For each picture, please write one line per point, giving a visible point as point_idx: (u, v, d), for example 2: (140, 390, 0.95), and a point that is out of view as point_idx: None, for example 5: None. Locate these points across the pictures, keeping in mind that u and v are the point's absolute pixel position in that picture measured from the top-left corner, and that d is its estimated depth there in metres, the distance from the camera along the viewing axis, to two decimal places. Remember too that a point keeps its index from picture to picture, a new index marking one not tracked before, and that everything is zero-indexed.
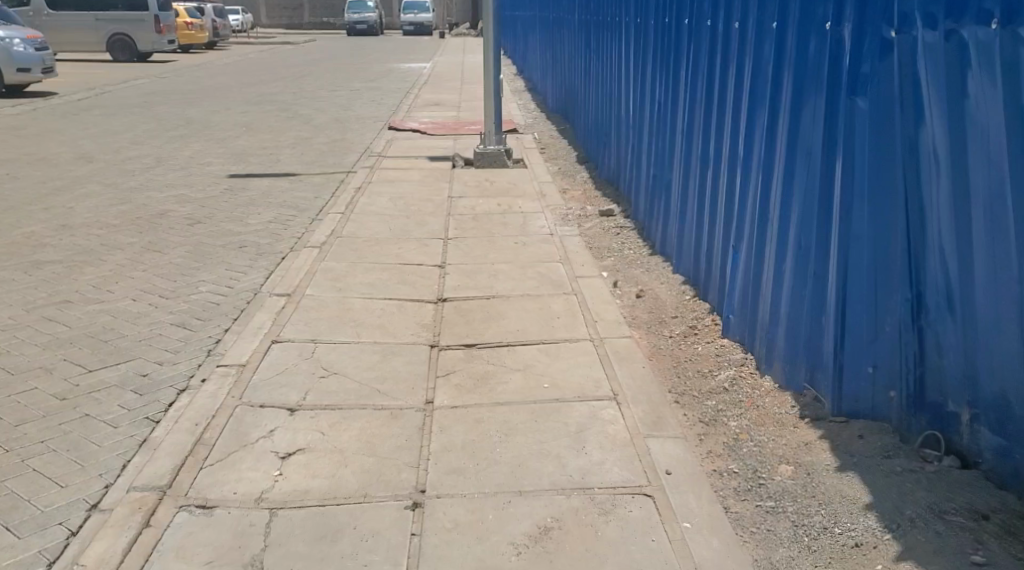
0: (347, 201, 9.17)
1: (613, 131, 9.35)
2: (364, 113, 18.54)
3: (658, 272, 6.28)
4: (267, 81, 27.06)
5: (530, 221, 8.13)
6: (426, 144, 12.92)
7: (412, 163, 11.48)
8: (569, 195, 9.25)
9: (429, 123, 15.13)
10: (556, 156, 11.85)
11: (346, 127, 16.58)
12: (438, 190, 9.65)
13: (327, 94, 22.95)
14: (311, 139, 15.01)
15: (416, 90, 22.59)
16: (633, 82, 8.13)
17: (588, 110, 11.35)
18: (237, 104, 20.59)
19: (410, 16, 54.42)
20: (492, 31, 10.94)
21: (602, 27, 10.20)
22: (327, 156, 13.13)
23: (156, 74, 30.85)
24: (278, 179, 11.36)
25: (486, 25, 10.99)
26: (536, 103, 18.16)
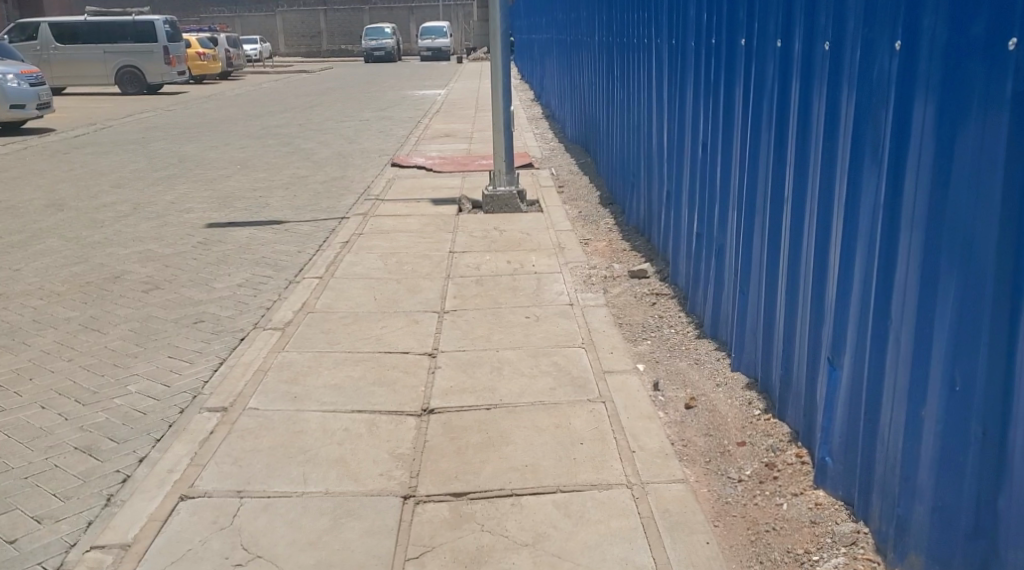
0: (330, 259, 7.77)
1: (642, 172, 7.91)
2: (369, 147, 17.23)
3: (709, 366, 4.84)
4: (275, 112, 25.89)
5: (545, 285, 6.68)
6: (431, 184, 11.52)
7: (413, 208, 10.09)
8: (594, 250, 7.79)
9: (438, 158, 13.74)
10: (576, 196, 10.41)
11: (348, 164, 15.24)
12: (439, 243, 8.25)
13: (335, 125, 21.70)
14: (308, 179, 13.68)
15: (427, 120, 21.28)
16: (669, 114, 6.69)
17: (612, 145, 9.91)
18: (237, 139, 19.34)
19: (427, 42, 53.41)
20: (500, 55, 9.59)
21: (627, 50, 8.79)
22: (321, 199, 11.78)
23: (163, 107, 29.81)
24: (260, 229, 10.01)
25: (495, 49, 9.60)
26: (554, 132, 16.76)
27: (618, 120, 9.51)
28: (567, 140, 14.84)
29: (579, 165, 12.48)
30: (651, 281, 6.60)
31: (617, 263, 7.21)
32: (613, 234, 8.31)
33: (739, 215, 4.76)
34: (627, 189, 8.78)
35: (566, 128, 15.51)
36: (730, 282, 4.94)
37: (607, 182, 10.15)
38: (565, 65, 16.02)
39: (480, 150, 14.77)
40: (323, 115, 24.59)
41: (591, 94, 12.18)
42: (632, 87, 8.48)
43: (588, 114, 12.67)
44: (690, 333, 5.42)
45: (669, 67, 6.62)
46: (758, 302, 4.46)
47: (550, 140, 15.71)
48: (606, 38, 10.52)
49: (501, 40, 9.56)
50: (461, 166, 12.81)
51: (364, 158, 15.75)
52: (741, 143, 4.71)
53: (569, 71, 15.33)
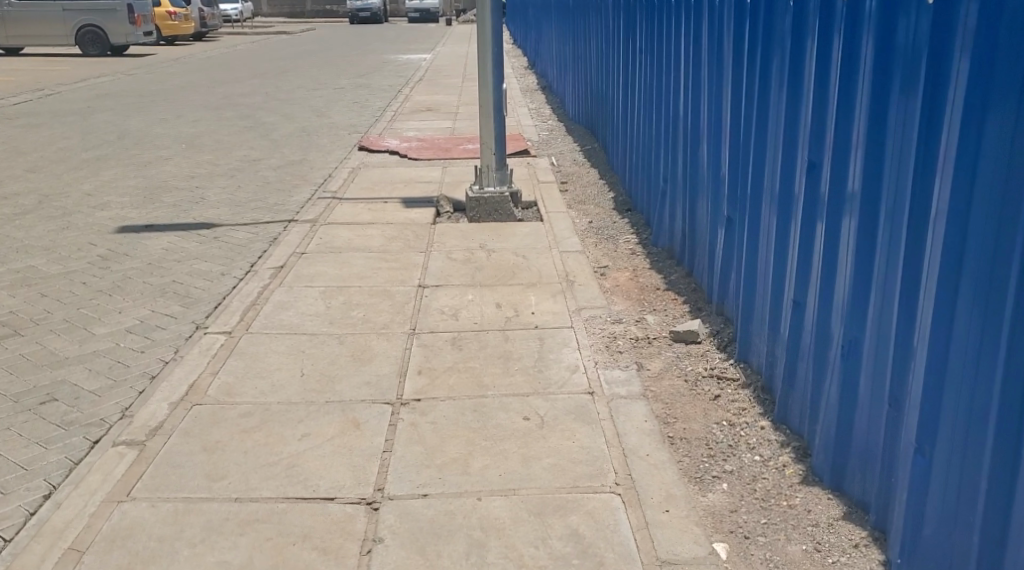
0: (250, 296, 5.66)
1: (683, 180, 5.85)
2: (340, 123, 15.08)
3: (840, 563, 2.85)
4: (242, 79, 23.60)
5: (550, 351, 4.65)
6: (404, 177, 9.42)
7: (377, 210, 8.00)
8: (615, 287, 5.73)
9: (415, 140, 11.61)
10: (583, 197, 8.36)
11: (312, 144, 13.08)
12: (405, 272, 6.19)
13: (305, 95, 19.49)
14: (261, 164, 11.54)
15: (408, 90, 19.09)
16: (733, 104, 4.58)
17: (632, 134, 7.77)
18: (192, 110, 17.10)
19: (415, 3, 50.79)
20: (490, 19, 7.40)
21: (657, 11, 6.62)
22: (269, 194, 9.66)
23: (124, 71, 27.40)
24: (183, 239, 7.89)
25: (483, 8, 7.41)
26: (551, 108, 14.65)
27: (642, 104, 7.35)
28: (571, 119, 12.67)
29: (586, 153, 10.35)
30: (706, 350, 4.53)
31: (649, 312, 5.16)
32: (641, 262, 6.23)
33: (905, 301, 2.71)
34: (657, 199, 6.66)
35: (568, 104, 13.34)
36: (880, 407, 2.89)
37: (626, 182, 8.03)
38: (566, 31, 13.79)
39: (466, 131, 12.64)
40: (294, 83, 22.32)
41: (602, 66, 10.02)
42: (666, 60, 6.33)
43: (597, 89, 10.50)
44: (789, 472, 3.38)
45: (736, 37, 4.50)
46: (965, 475, 2.42)
47: (547, 118, 13.58)
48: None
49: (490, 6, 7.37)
50: (443, 152, 10.70)
51: (332, 137, 13.59)
52: (915, 175, 2.63)
53: (572, 37, 13.09)
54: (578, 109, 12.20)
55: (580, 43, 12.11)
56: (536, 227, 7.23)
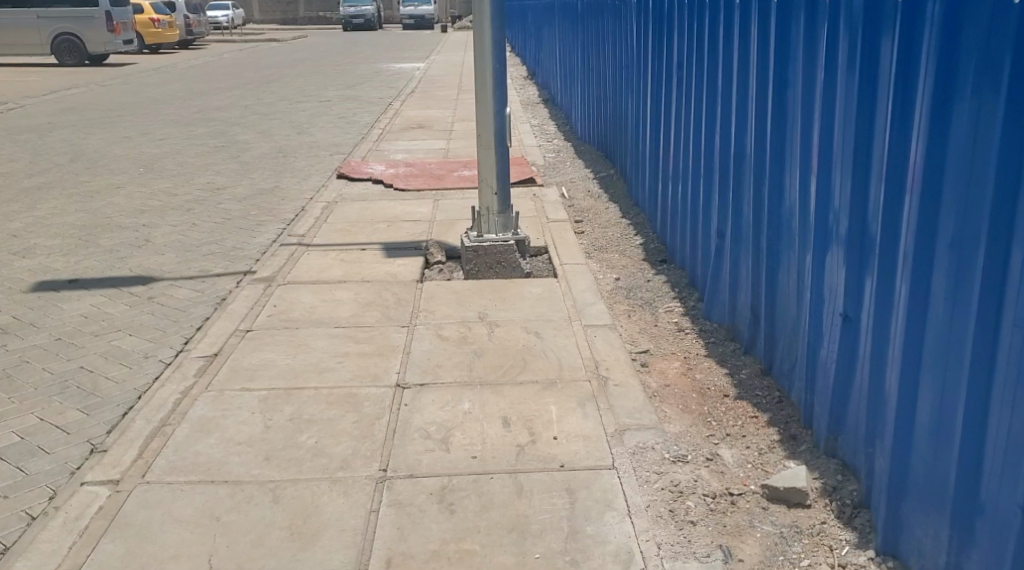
0: (162, 405, 4.14)
1: (755, 243, 4.35)
2: (321, 143, 13.58)
3: None
4: (223, 91, 22.13)
5: (586, 515, 3.13)
6: (387, 214, 7.91)
7: (351, 262, 6.48)
8: (665, 389, 4.22)
9: (403, 165, 10.14)
10: (605, 240, 6.84)
11: (286, 169, 11.58)
12: (380, 357, 4.68)
13: (288, 109, 18.00)
14: (225, 195, 10.03)
15: (399, 103, 17.61)
16: (856, 155, 3.09)
17: (667, 167, 6.27)
18: (161, 127, 15.63)
19: (409, 9, 49.39)
20: (489, 29, 5.90)
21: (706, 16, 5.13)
22: (227, 236, 8.15)
23: (99, 82, 25.91)
24: (110, 299, 6.38)
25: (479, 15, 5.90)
26: (555, 124, 13.16)
27: (681, 133, 5.85)
28: (582, 138, 11.16)
29: (602, 181, 8.85)
30: (822, 523, 3.02)
31: (722, 440, 3.65)
32: (693, 344, 4.72)
33: None
34: (708, 256, 5.16)
35: (577, 121, 11.85)
36: None
37: (659, 224, 6.53)
38: (574, 40, 12.29)
39: (461, 154, 11.15)
40: (277, 95, 20.83)
41: (621, 80, 8.52)
42: (721, 81, 4.85)
43: (614, 105, 9.00)
44: None
45: (864, 56, 3.01)
46: None
47: (552, 137, 12.08)
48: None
49: (487, 17, 5.89)
50: (434, 181, 9.26)
51: (310, 160, 12.10)
52: None
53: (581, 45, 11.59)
54: (589, 128, 10.71)
55: (591, 52, 10.63)
56: (550, 286, 5.73)
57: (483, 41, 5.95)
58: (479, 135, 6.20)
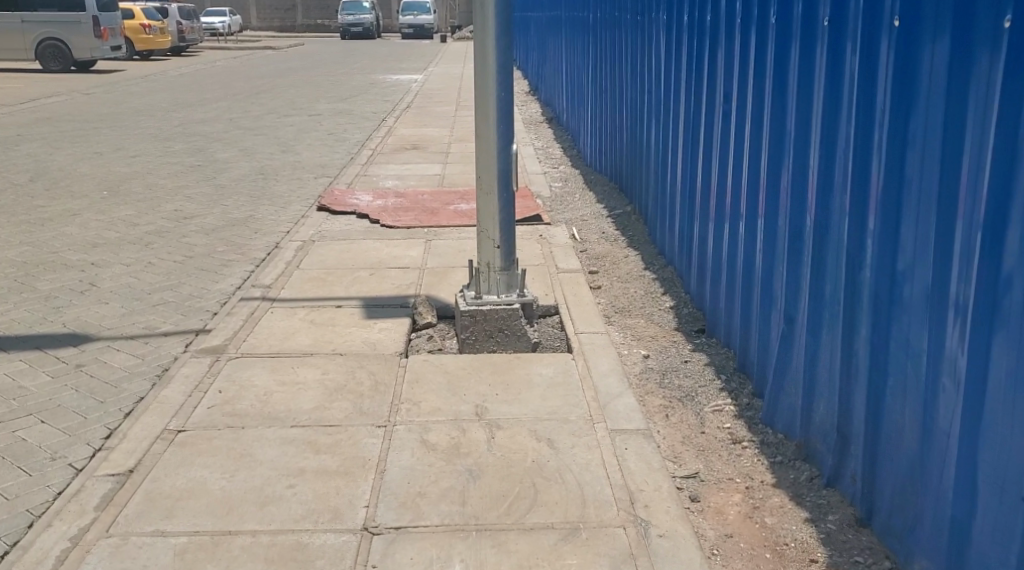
0: (41, 561, 3.05)
1: (843, 344, 3.29)
2: (306, 164, 12.52)
3: None
4: (209, 102, 21.09)
5: None
6: (370, 259, 6.82)
7: (322, 326, 5.39)
8: (727, 542, 3.14)
9: (393, 195, 9.08)
10: (626, 299, 5.76)
11: (265, 195, 10.51)
12: (345, 475, 3.58)
13: (275, 124, 16.95)
14: (192, 226, 8.95)
15: (393, 119, 16.56)
16: None
17: (705, 219, 5.20)
18: (135, 143, 14.58)
19: (408, 19, 48.44)
20: (493, 51, 4.86)
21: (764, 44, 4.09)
22: (185, 281, 7.07)
23: (82, 90, 24.87)
24: (30, 367, 5.29)
25: (482, 36, 4.86)
26: (561, 148, 12.10)
27: (726, 181, 4.79)
28: (593, 166, 10.09)
29: (618, 221, 7.76)
30: None
31: None
32: (754, 465, 3.65)
33: None
34: (766, 343, 4.10)
35: (587, 147, 10.76)
36: None
37: (694, 284, 5.45)
38: (584, 58, 11.22)
39: (458, 181, 10.08)
40: (265, 108, 19.78)
41: (641, 106, 7.43)
42: (789, 125, 3.80)
43: (632, 135, 7.93)
44: None
45: None
46: None
47: (559, 164, 11.01)
48: (685, 17, 5.79)
49: (492, 39, 4.84)
50: (427, 216, 8.21)
51: (293, 186, 11.03)
52: None
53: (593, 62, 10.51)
54: (602, 156, 9.63)
55: (605, 72, 9.57)
56: (563, 365, 4.65)
57: (486, 66, 4.90)
58: (480, 176, 5.13)
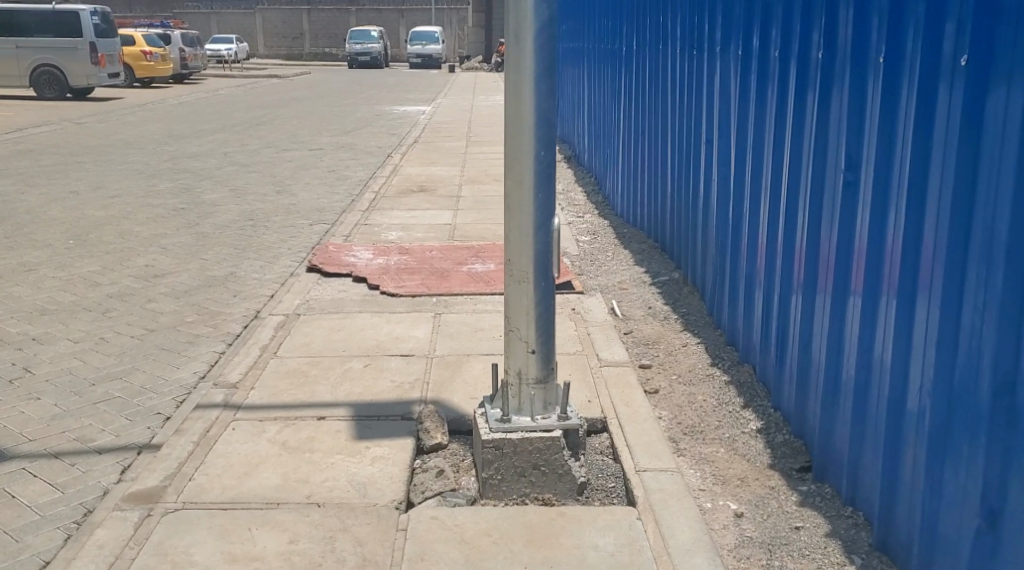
0: None
1: None
2: (301, 208, 11.30)
3: None
4: (205, 135, 19.98)
5: None
6: (366, 342, 5.53)
7: (297, 451, 4.10)
8: None
9: (397, 252, 7.82)
10: (695, 411, 4.48)
11: (252, 246, 9.27)
12: None
13: (272, 160, 15.79)
14: (162, 287, 7.70)
15: (399, 156, 15.36)
16: None
17: (805, 315, 3.96)
18: (117, 183, 13.42)
19: (417, 48, 47.55)
20: (529, 101, 3.66)
21: (923, 93, 2.87)
22: (140, 365, 5.80)
23: (75, 119, 23.82)
24: None
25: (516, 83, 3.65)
26: (585, 193, 10.85)
27: (845, 272, 3.55)
28: (626, 217, 8.82)
29: (665, 291, 6.47)
30: None
31: None
32: None
33: None
34: (933, 524, 2.83)
35: (617, 194, 9.50)
36: None
37: (789, 399, 4.17)
38: (612, 93, 9.97)
39: (472, 232, 8.81)
40: (264, 141, 18.65)
41: (695, 156, 6.19)
42: (981, 216, 2.58)
43: (680, 188, 6.67)
44: None
45: None
46: None
47: (585, 213, 9.74)
48: (767, 52, 4.56)
49: (529, 82, 3.64)
50: (436, 280, 6.92)
51: (284, 235, 9.79)
52: None
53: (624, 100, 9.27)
54: (639, 207, 8.35)
55: (641, 110, 8.32)
56: (627, 529, 3.36)
57: (521, 117, 3.68)
58: (508, 260, 3.86)
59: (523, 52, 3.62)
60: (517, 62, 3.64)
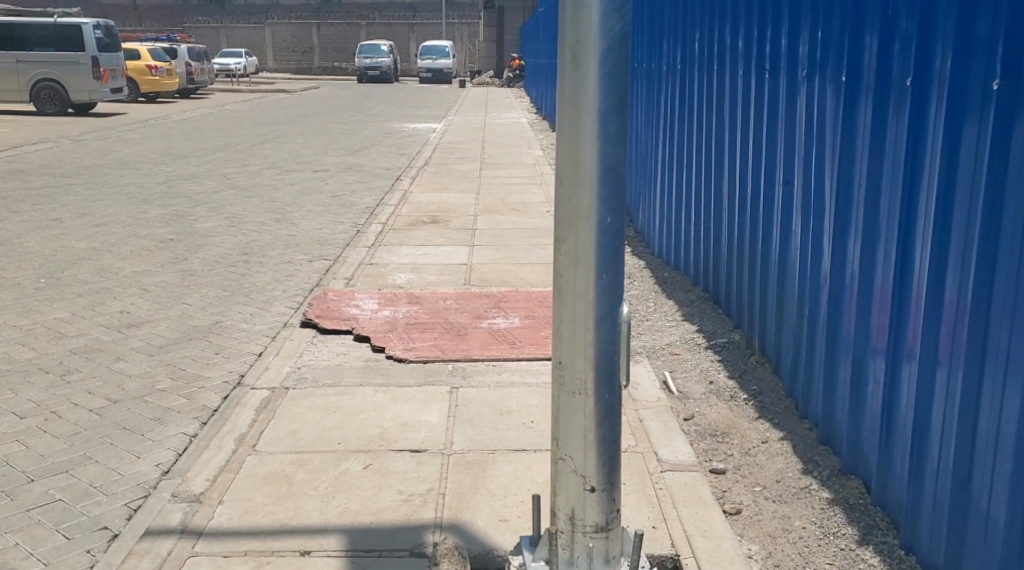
0: None
1: None
2: (301, 241, 10.32)
3: None
4: (205, 154, 19.06)
5: None
6: (366, 431, 4.50)
7: None
8: None
9: (405, 302, 6.80)
10: (795, 547, 3.44)
11: (244, 288, 8.27)
12: None
13: (274, 183, 14.83)
14: (135, 341, 6.69)
15: (409, 180, 14.38)
16: None
17: (976, 434, 2.95)
18: (106, 209, 12.46)
19: (427, 63, 46.74)
20: (592, 147, 2.64)
21: None
22: (93, 453, 4.78)
23: (72, 135, 22.96)
24: None
25: (573, 118, 2.64)
26: None
27: None
28: (668, 257, 7.77)
29: (726, 358, 5.43)
30: None
31: None
32: None
33: None
34: None
35: (653, 230, 8.46)
36: None
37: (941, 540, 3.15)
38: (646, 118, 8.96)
39: (491, 276, 7.78)
40: (267, 161, 17.71)
41: (767, 197, 5.17)
42: None
43: (744, 233, 5.65)
44: None
45: None
46: None
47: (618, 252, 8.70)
48: (885, 78, 3.55)
49: (590, 124, 2.63)
50: (452, 340, 5.89)
51: (281, 274, 8.79)
52: None
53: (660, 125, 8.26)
54: (682, 247, 7.31)
55: (685, 138, 7.30)
56: None
57: (578, 173, 2.67)
58: (558, 362, 2.83)
59: (583, 84, 2.61)
60: (574, 98, 2.63)
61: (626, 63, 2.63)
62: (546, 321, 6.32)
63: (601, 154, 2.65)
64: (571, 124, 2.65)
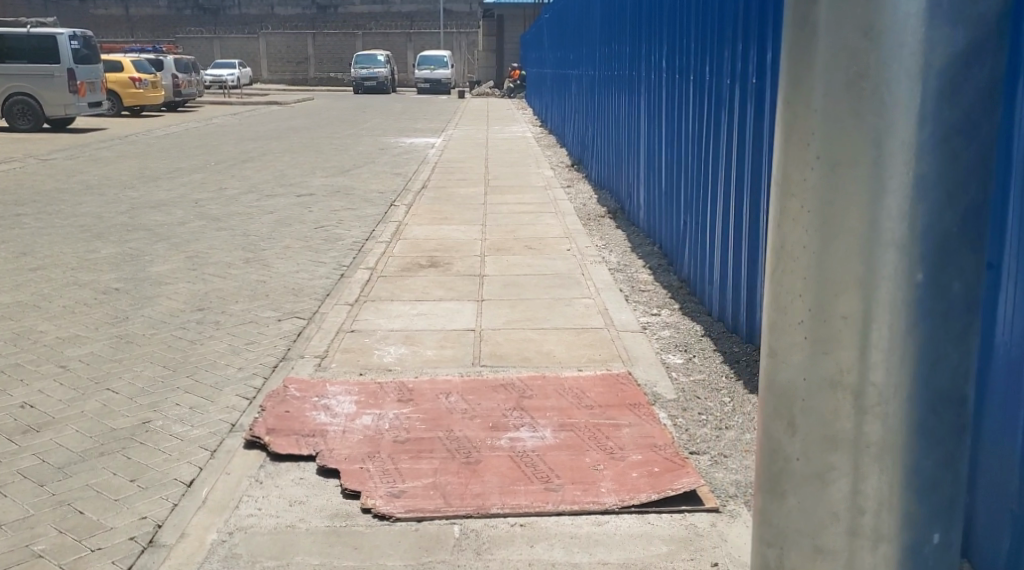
0: None
1: None
2: (274, 292, 8.56)
3: None
4: (182, 175, 17.32)
5: None
6: None
7: None
8: None
9: (394, 400, 5.02)
10: None
11: (192, 363, 6.53)
12: None
13: (251, 212, 13.09)
14: (26, 459, 4.93)
15: (406, 208, 12.64)
16: None
17: None
18: (51, 247, 10.69)
19: (425, 73, 45.11)
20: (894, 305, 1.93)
21: None
22: None
23: (42, 155, 21.21)
24: None
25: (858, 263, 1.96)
26: (658, 277, 8.10)
27: None
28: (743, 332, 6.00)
29: None
30: None
31: None
32: None
33: None
34: None
35: (714, 293, 6.70)
36: None
37: None
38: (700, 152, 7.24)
39: (506, 351, 6.03)
40: (247, 184, 15.95)
41: None
42: None
43: None
44: None
45: None
46: None
47: (665, 312, 6.95)
48: None
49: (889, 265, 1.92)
50: (459, 470, 4.11)
51: (241, 340, 7.05)
52: None
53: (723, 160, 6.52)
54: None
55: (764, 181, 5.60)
56: None
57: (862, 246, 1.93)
58: (797, 499, 2.16)
59: (888, 120, 1.88)
60: (856, 136, 1.91)
61: (948, 166, 1.89)
62: (589, 434, 4.53)
63: (916, 225, 1.89)
64: (844, 171, 1.93)
